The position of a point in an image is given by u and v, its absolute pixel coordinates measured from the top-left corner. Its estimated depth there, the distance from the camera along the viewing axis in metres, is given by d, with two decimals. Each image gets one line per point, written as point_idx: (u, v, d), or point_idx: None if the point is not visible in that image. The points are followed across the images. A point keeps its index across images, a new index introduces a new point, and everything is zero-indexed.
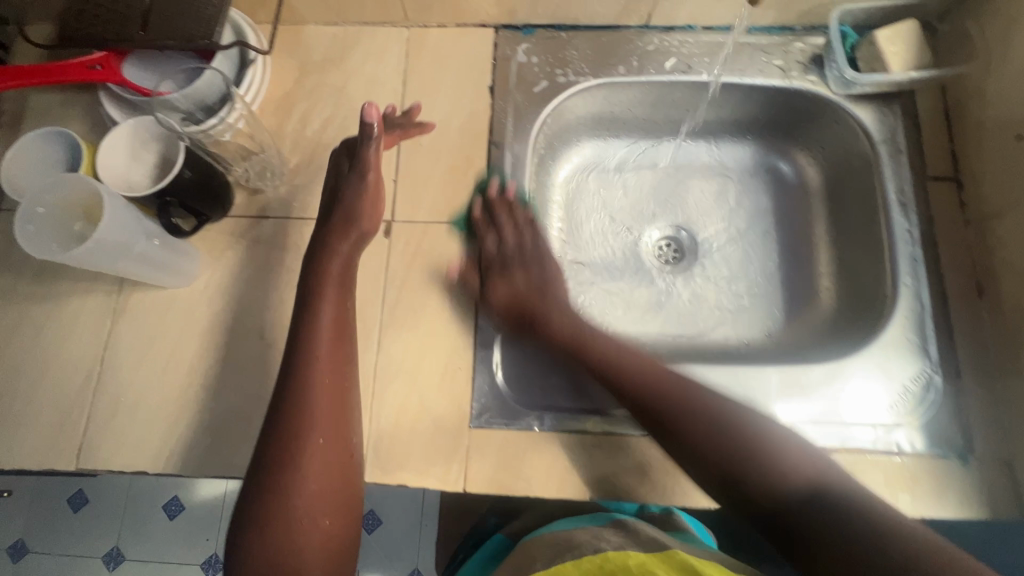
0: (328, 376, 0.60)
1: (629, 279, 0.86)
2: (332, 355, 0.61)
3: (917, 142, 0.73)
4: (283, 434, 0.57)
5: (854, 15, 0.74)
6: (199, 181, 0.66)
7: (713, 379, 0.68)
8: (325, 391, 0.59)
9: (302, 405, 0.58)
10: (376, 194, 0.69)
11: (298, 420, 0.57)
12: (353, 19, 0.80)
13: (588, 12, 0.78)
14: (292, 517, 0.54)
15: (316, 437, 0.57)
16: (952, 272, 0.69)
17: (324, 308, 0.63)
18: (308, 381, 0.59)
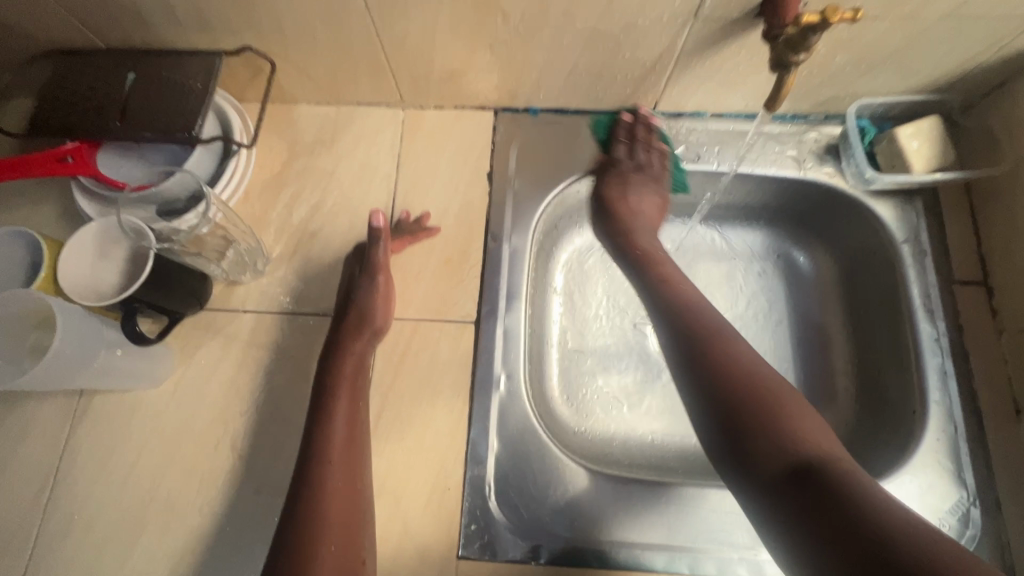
0: (341, 477, 0.55)
1: (635, 370, 0.80)
2: (344, 459, 0.56)
3: (942, 243, 0.69)
4: (291, 547, 0.50)
5: (872, 109, 0.71)
6: (169, 284, 0.61)
7: (730, 504, 0.61)
8: (337, 491, 0.54)
9: (312, 507, 0.52)
10: (387, 295, 0.66)
11: (308, 522, 0.52)
12: (346, 100, 0.76)
13: (592, 98, 0.74)
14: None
15: (327, 543, 0.51)
16: (985, 388, 0.63)
17: (334, 410, 0.58)
18: (317, 483, 0.54)
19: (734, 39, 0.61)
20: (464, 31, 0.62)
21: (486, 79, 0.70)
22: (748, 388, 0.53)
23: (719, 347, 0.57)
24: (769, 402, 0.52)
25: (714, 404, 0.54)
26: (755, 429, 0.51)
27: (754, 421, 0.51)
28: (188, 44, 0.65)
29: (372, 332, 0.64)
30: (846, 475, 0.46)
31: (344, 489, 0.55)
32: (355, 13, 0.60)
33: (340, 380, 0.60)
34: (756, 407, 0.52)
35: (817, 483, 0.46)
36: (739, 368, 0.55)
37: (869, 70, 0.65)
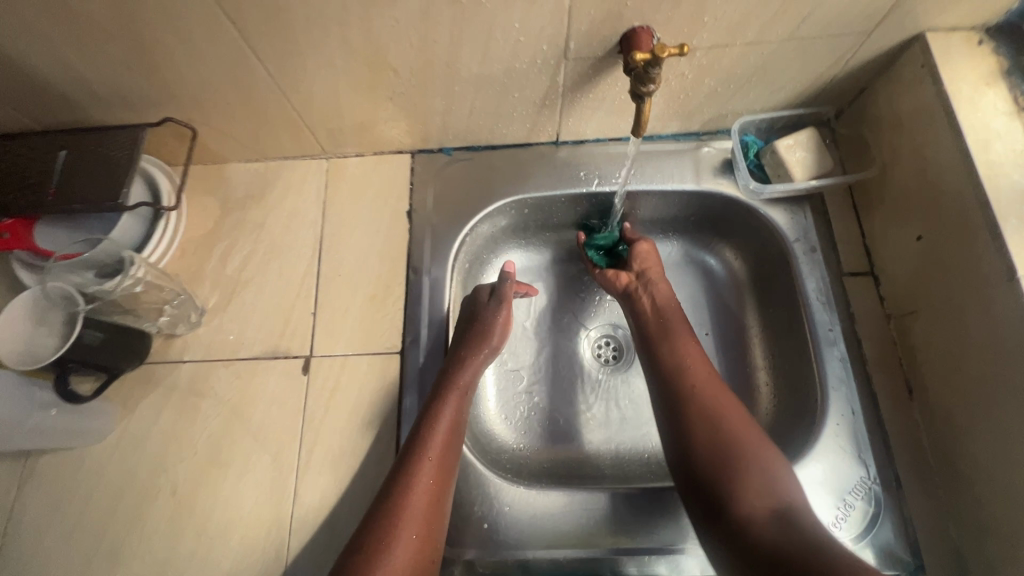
0: (433, 472, 0.58)
1: (569, 384, 0.83)
2: (443, 455, 0.60)
3: (830, 239, 0.74)
4: (381, 518, 0.55)
5: (756, 125, 0.77)
6: (103, 343, 0.64)
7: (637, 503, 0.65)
8: (427, 488, 0.57)
9: (402, 497, 0.56)
10: (507, 321, 0.73)
11: (397, 510, 0.55)
12: (272, 156, 0.82)
13: (498, 135, 0.79)
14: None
15: (408, 536, 0.54)
16: (879, 371, 0.67)
17: (443, 410, 0.63)
18: (412, 474, 0.58)
19: (607, 74, 0.67)
20: (363, 86, 0.68)
21: (396, 126, 0.76)
22: (712, 451, 0.58)
23: (691, 411, 0.61)
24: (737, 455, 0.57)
25: (685, 459, 0.60)
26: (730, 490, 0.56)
27: (727, 478, 0.56)
28: (115, 120, 0.71)
29: (489, 348, 0.70)
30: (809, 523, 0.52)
31: (435, 487, 0.58)
32: (261, 80, 0.66)
33: (451, 385, 0.65)
34: (723, 468, 0.57)
35: (788, 523, 0.52)
36: (707, 427, 0.60)
37: (738, 89, 0.71)
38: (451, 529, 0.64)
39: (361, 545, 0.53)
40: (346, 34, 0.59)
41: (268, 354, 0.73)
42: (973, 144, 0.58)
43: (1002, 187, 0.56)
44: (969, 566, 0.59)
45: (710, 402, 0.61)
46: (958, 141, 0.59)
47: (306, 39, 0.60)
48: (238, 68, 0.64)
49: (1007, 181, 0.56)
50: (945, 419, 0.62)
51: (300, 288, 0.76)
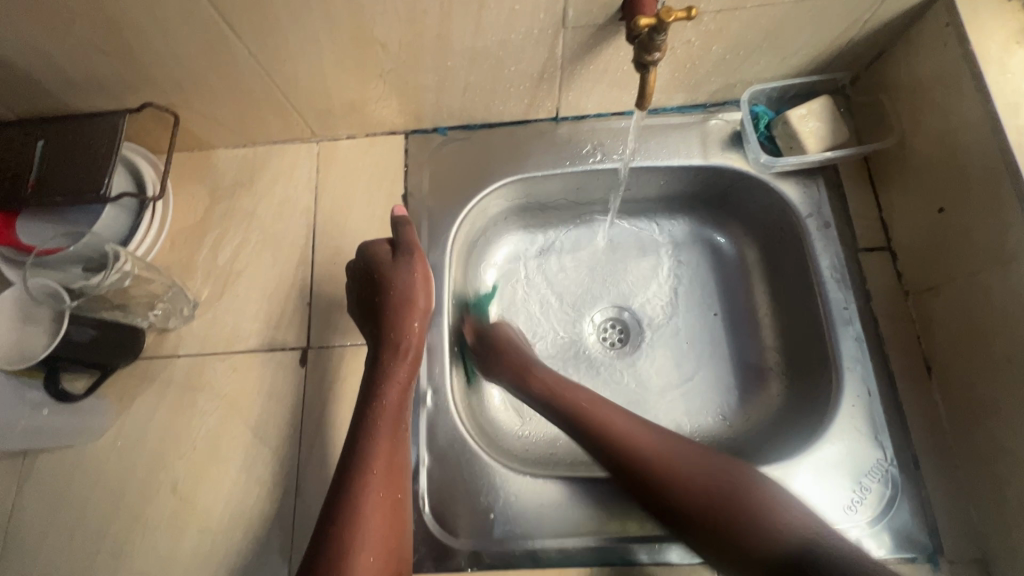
0: (381, 489, 0.56)
1: (574, 370, 0.80)
2: (384, 470, 0.57)
3: (845, 213, 0.70)
4: (328, 551, 0.51)
5: (766, 94, 0.73)
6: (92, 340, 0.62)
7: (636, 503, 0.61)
8: (376, 508, 0.54)
9: (348, 524, 0.53)
10: (426, 278, 0.66)
11: (347, 537, 0.52)
12: (261, 140, 0.79)
13: (494, 112, 0.76)
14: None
15: (364, 563, 0.51)
16: (896, 351, 0.65)
17: (380, 427, 0.59)
18: (357, 499, 0.54)
19: (609, 43, 0.63)
20: (350, 63, 0.64)
21: (387, 106, 0.73)
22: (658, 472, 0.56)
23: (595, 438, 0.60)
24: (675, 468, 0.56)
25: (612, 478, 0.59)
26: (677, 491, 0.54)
27: (699, 488, 0.54)
28: (94, 107, 0.68)
29: (419, 313, 0.65)
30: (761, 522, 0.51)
31: (385, 508, 0.55)
32: (241, 59, 0.62)
33: (384, 397, 0.60)
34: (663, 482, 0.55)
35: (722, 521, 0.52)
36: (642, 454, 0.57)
37: (747, 56, 0.67)
38: (456, 520, 0.62)
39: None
40: (328, 6, 0.55)
41: (264, 347, 0.71)
42: (1001, 109, 0.54)
43: None
44: (989, 548, 0.57)
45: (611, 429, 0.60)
46: (985, 105, 0.55)
47: (286, 13, 0.56)
48: (216, 47, 0.60)
49: None
50: (966, 399, 0.60)
51: (295, 278, 0.74)
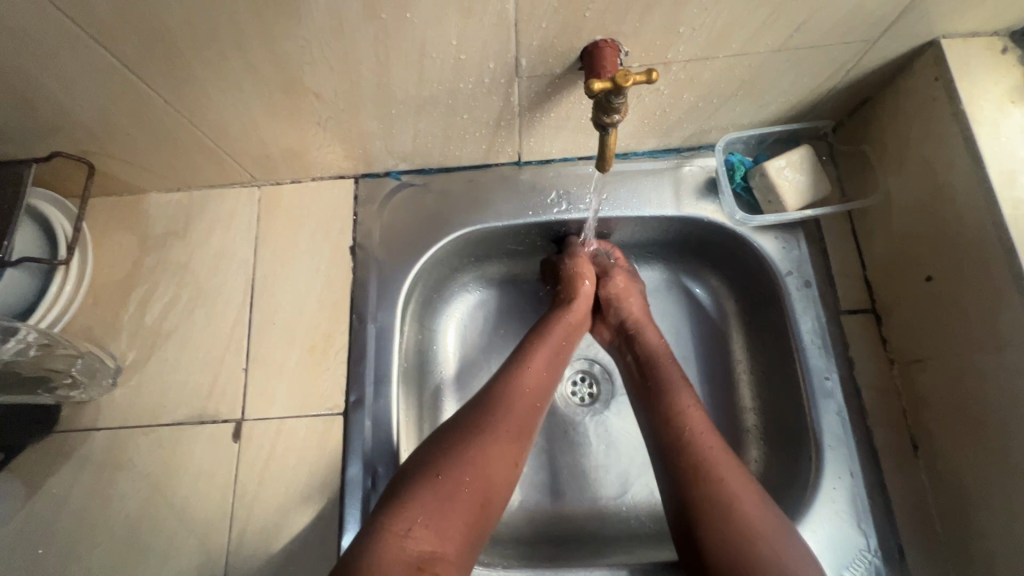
0: (531, 384, 0.60)
1: (541, 429, 0.75)
2: (542, 371, 0.62)
3: (826, 270, 0.65)
4: (474, 410, 0.57)
5: (743, 140, 0.68)
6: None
7: None
8: (521, 399, 0.58)
9: (495, 395, 0.58)
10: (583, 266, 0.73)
11: (486, 409, 0.56)
12: (195, 185, 0.72)
13: (450, 157, 0.69)
14: (381, 534, 0.46)
15: (494, 438, 0.54)
16: (879, 425, 0.60)
17: (514, 405, 0.57)
18: (509, 379, 0.60)
19: (569, 91, 0.57)
20: (282, 111, 0.57)
21: (331, 152, 0.66)
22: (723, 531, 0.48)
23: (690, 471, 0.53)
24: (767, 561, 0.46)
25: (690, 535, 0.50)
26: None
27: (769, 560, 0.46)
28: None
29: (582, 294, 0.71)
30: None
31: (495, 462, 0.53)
32: (158, 107, 0.56)
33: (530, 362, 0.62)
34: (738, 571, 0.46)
35: None
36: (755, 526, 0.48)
37: (722, 103, 0.61)
38: None
39: (409, 470, 0.52)
40: (247, 55, 0.49)
41: (192, 419, 0.64)
42: (995, 178, 0.49)
43: None
44: None
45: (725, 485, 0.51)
46: (977, 171, 0.50)
47: (201, 62, 0.50)
48: (126, 94, 0.53)
49: None
50: (954, 486, 0.55)
51: (230, 339, 0.67)
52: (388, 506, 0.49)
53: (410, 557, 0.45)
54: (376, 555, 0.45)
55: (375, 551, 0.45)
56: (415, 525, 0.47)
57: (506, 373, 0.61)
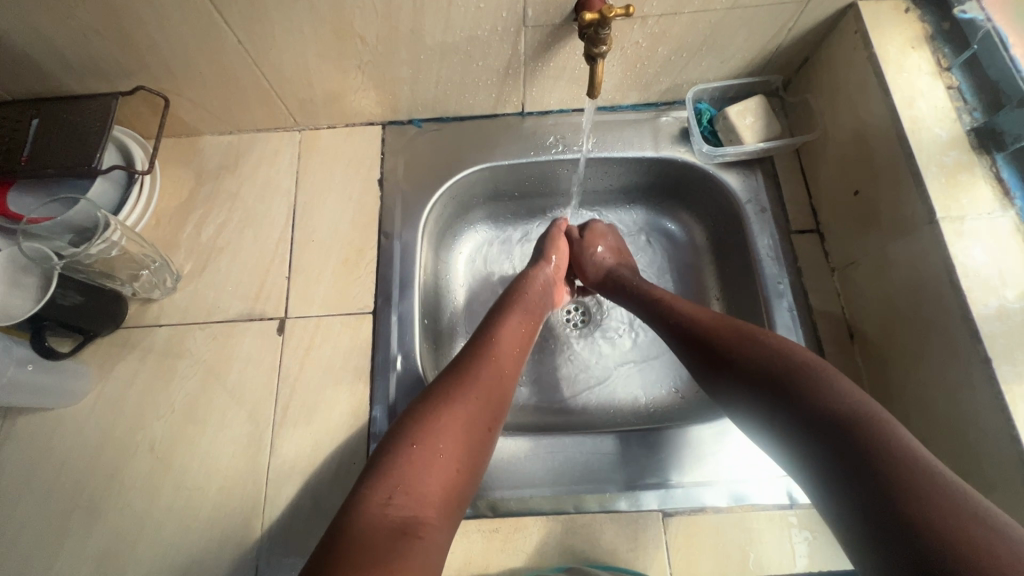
0: (499, 358, 0.61)
1: (540, 346, 0.86)
2: (506, 347, 0.63)
3: (779, 199, 0.78)
4: (443, 381, 0.57)
5: (709, 93, 0.81)
6: (85, 305, 0.67)
7: (553, 454, 0.68)
8: (488, 371, 0.59)
9: (461, 369, 0.58)
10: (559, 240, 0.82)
11: (454, 380, 0.57)
12: (246, 128, 0.84)
13: (465, 105, 0.82)
14: (361, 504, 0.45)
15: (465, 404, 0.54)
16: (823, 319, 0.72)
17: (480, 377, 0.58)
18: (477, 355, 0.60)
19: (565, 42, 0.70)
20: (332, 54, 0.70)
21: (366, 97, 0.79)
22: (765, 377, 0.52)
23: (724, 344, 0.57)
24: (807, 374, 0.49)
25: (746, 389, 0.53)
26: (801, 395, 0.48)
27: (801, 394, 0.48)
28: (88, 90, 0.73)
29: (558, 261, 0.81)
30: (881, 433, 0.43)
31: (460, 430, 0.52)
32: (230, 47, 0.68)
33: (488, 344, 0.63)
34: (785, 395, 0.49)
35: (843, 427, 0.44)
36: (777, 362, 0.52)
37: (690, 58, 0.75)
38: None
39: (381, 445, 0.51)
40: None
41: (242, 317, 0.75)
42: (899, 102, 0.62)
43: (925, 140, 0.60)
44: None
45: (745, 343, 0.55)
46: (886, 99, 0.63)
47: (274, 5, 0.62)
48: (207, 34, 0.66)
49: (929, 134, 0.61)
50: (879, 359, 0.66)
51: (274, 254, 0.78)
52: (369, 478, 0.47)
53: (393, 522, 0.44)
54: (359, 524, 0.43)
55: (358, 521, 0.43)
56: (396, 490, 0.46)
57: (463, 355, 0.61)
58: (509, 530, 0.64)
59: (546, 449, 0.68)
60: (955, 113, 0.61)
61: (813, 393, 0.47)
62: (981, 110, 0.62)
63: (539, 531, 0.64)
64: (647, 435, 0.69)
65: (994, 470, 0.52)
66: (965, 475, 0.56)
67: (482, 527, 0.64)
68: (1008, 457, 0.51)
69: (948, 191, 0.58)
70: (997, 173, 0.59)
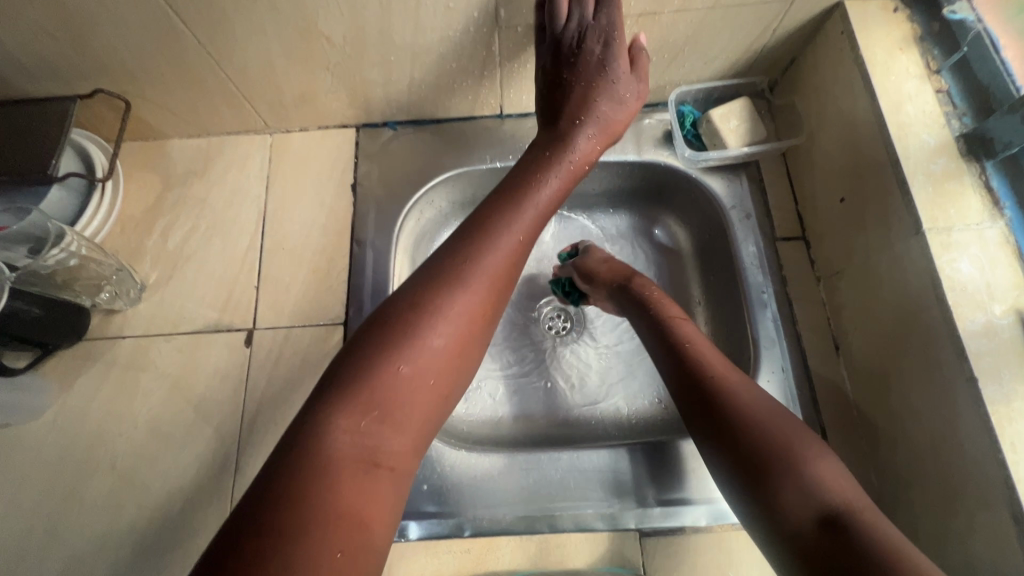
0: (514, 237, 0.52)
1: (521, 355, 0.83)
2: (528, 225, 0.54)
3: (764, 205, 0.76)
4: (451, 258, 0.49)
5: (693, 95, 0.79)
6: (45, 318, 0.65)
7: (531, 473, 0.65)
8: (502, 254, 0.51)
9: (474, 248, 0.50)
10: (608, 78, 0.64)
11: (465, 259, 0.49)
12: (215, 131, 0.81)
13: (441, 108, 0.80)
14: (324, 428, 0.40)
15: (468, 293, 0.48)
16: (807, 330, 0.70)
17: (484, 268, 0.49)
18: (494, 229, 0.52)
19: None
20: (298, 54, 0.67)
21: (337, 99, 0.76)
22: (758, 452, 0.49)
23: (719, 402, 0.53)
24: (795, 450, 0.48)
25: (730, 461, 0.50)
26: (793, 479, 0.46)
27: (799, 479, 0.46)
28: (44, 92, 0.70)
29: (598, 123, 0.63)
30: (867, 526, 0.42)
31: (452, 353, 0.46)
32: (190, 48, 0.65)
33: (502, 233, 0.52)
34: (761, 472, 0.48)
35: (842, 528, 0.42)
36: (753, 426, 0.50)
37: (673, 59, 0.72)
38: None
39: (356, 357, 0.43)
40: None
41: (209, 328, 0.72)
42: (886, 106, 0.60)
43: (912, 146, 0.58)
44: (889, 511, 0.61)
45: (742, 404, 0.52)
46: (873, 104, 0.61)
47: (233, 5, 0.59)
48: (164, 34, 0.63)
49: (917, 140, 0.58)
50: (864, 372, 0.64)
51: (243, 262, 0.76)
52: (339, 395, 0.41)
53: (355, 450, 0.39)
54: (318, 457, 0.38)
55: (319, 450, 0.38)
56: (366, 418, 0.41)
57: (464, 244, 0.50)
58: (482, 550, 0.62)
59: (524, 469, 0.66)
60: (944, 118, 0.59)
61: (800, 474, 0.46)
62: (971, 115, 0.59)
63: (513, 551, 0.63)
64: (627, 451, 0.66)
65: (979, 493, 0.50)
66: (950, 496, 0.54)
67: (454, 547, 0.62)
68: (994, 481, 0.48)
69: (935, 201, 0.56)
70: (987, 182, 0.56)
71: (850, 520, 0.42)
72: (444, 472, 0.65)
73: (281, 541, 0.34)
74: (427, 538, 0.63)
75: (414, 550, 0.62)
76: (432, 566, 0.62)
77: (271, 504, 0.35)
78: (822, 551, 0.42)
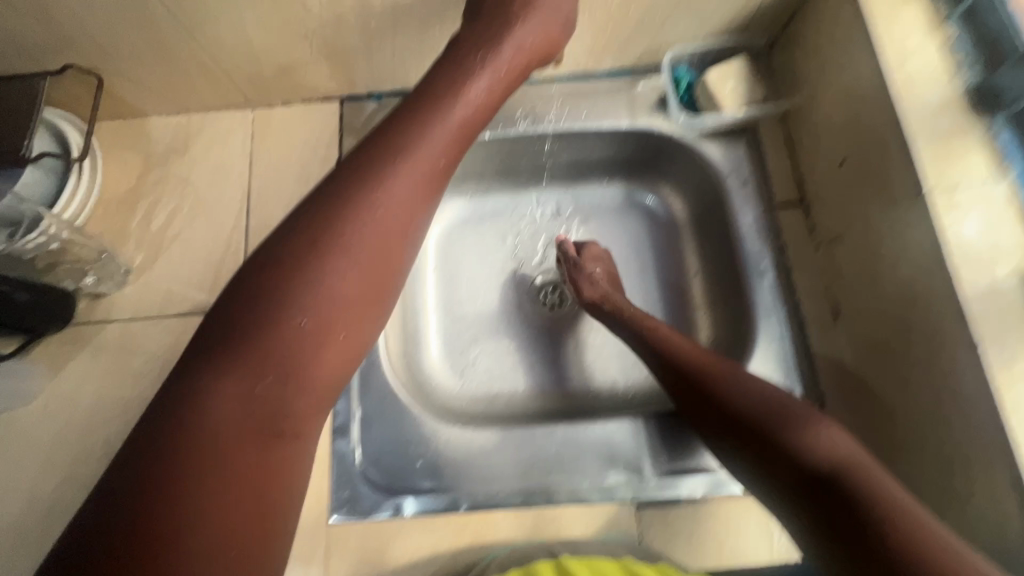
0: (418, 163, 0.47)
1: (512, 330, 0.81)
2: (438, 147, 0.49)
3: (762, 171, 0.74)
4: (341, 195, 0.44)
5: (688, 57, 0.76)
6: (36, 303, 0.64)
7: (509, 442, 0.66)
8: (401, 185, 0.46)
9: (366, 180, 0.45)
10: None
11: (357, 197, 0.44)
12: (195, 107, 0.79)
13: None
14: (206, 399, 0.37)
15: (362, 237, 0.43)
16: (807, 299, 0.68)
17: (386, 203, 0.45)
18: (392, 158, 0.46)
19: None
20: (274, 21, 0.64)
21: (318, 69, 0.73)
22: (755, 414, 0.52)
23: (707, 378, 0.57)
24: (787, 414, 0.50)
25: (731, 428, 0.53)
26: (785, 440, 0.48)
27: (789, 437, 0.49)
28: (12, 69, 0.67)
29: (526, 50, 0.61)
30: (859, 478, 0.44)
31: (359, 296, 0.43)
32: (161, 18, 0.62)
33: (401, 155, 0.47)
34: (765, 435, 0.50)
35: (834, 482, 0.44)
36: (750, 404, 0.53)
37: (666, 18, 0.69)
38: (388, 466, 0.65)
39: (234, 323, 0.40)
40: None
41: (198, 310, 0.71)
42: (888, 62, 0.57)
43: (915, 103, 0.56)
44: None
45: (736, 379, 0.55)
46: (875, 59, 0.58)
47: None
48: (132, 4, 0.60)
49: (921, 96, 0.56)
50: (863, 339, 0.63)
51: (229, 242, 0.74)
52: (221, 361, 0.39)
53: (249, 419, 0.38)
54: (205, 434, 0.36)
55: (199, 423, 0.37)
56: (258, 383, 0.39)
57: (357, 174, 0.45)
58: (478, 523, 0.62)
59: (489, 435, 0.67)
60: (950, 72, 0.56)
61: (793, 438, 0.48)
62: (979, 67, 0.56)
63: (509, 522, 0.62)
64: (624, 426, 0.66)
65: (979, 458, 0.49)
66: (952, 461, 0.53)
67: (450, 523, 0.62)
68: (996, 446, 0.48)
69: (939, 159, 0.54)
70: (995, 137, 0.54)
71: (846, 475, 0.44)
72: (439, 450, 0.66)
73: (172, 531, 0.33)
74: (424, 515, 0.62)
75: (410, 527, 0.62)
76: (429, 542, 0.61)
77: (155, 473, 0.34)
78: (812, 504, 0.45)
